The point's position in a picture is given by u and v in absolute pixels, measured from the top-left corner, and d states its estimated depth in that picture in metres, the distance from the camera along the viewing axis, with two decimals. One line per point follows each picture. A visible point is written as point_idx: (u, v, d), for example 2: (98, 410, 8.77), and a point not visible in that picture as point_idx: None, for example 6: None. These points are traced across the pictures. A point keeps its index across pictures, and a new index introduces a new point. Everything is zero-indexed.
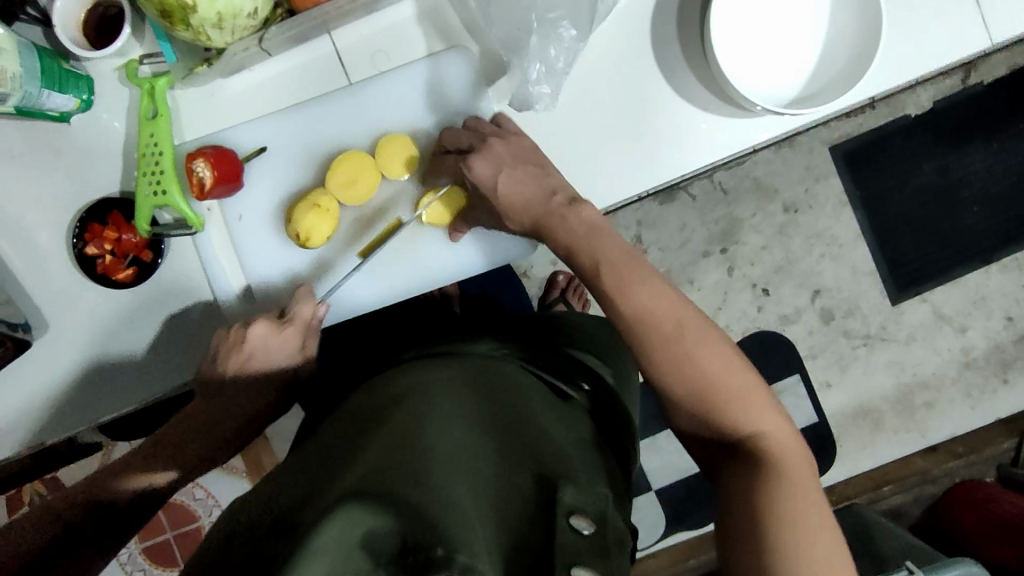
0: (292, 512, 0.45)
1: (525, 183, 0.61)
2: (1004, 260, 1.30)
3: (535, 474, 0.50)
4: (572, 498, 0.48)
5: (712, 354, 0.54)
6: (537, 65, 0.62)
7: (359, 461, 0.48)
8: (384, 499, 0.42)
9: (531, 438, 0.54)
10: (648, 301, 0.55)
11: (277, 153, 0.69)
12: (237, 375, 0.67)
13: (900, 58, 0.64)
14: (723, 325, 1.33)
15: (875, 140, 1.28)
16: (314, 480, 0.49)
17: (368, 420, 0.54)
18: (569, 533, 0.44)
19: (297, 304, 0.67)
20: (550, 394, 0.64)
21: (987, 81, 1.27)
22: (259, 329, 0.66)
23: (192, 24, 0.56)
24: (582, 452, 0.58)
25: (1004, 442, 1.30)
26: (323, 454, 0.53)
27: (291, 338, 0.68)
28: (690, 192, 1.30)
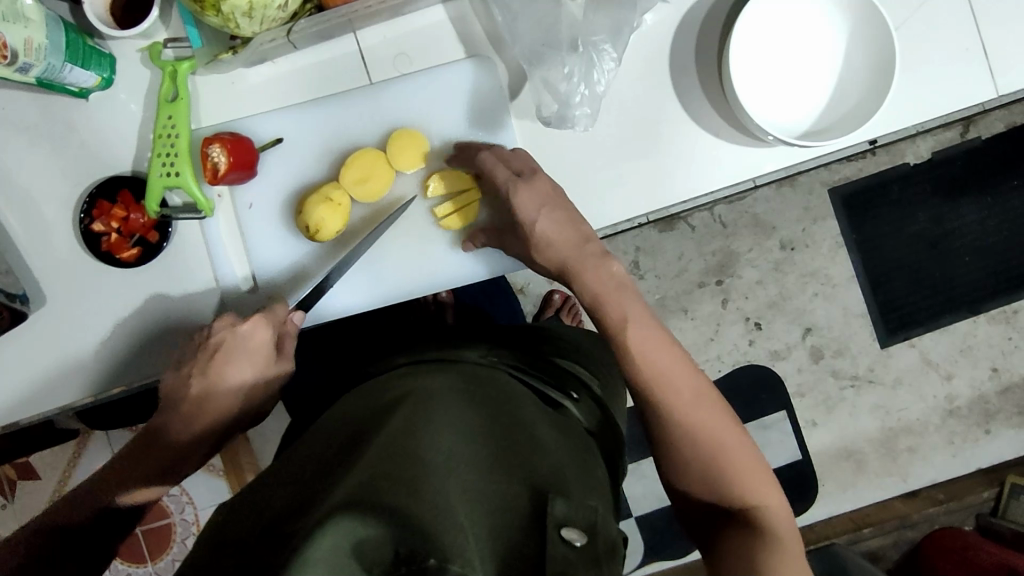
0: (286, 518, 0.45)
1: (562, 228, 0.62)
2: (992, 312, 1.32)
3: (530, 484, 0.50)
4: (563, 511, 0.48)
5: (725, 426, 0.57)
6: (580, 87, 0.63)
7: (352, 469, 0.47)
8: (378, 507, 0.42)
9: (526, 447, 0.54)
10: (664, 364, 0.58)
11: (292, 146, 0.70)
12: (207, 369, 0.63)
13: (909, 103, 0.66)
14: (713, 356, 1.34)
15: (874, 185, 1.31)
16: (309, 487, 0.49)
17: (365, 426, 0.54)
18: (562, 544, 0.44)
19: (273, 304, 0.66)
20: (543, 403, 0.64)
21: (984, 136, 1.30)
22: (225, 319, 0.64)
23: (222, 10, 0.57)
24: (576, 464, 0.57)
25: (984, 492, 1.31)
26: (318, 458, 0.53)
27: (260, 333, 0.64)
28: (690, 222, 1.32)
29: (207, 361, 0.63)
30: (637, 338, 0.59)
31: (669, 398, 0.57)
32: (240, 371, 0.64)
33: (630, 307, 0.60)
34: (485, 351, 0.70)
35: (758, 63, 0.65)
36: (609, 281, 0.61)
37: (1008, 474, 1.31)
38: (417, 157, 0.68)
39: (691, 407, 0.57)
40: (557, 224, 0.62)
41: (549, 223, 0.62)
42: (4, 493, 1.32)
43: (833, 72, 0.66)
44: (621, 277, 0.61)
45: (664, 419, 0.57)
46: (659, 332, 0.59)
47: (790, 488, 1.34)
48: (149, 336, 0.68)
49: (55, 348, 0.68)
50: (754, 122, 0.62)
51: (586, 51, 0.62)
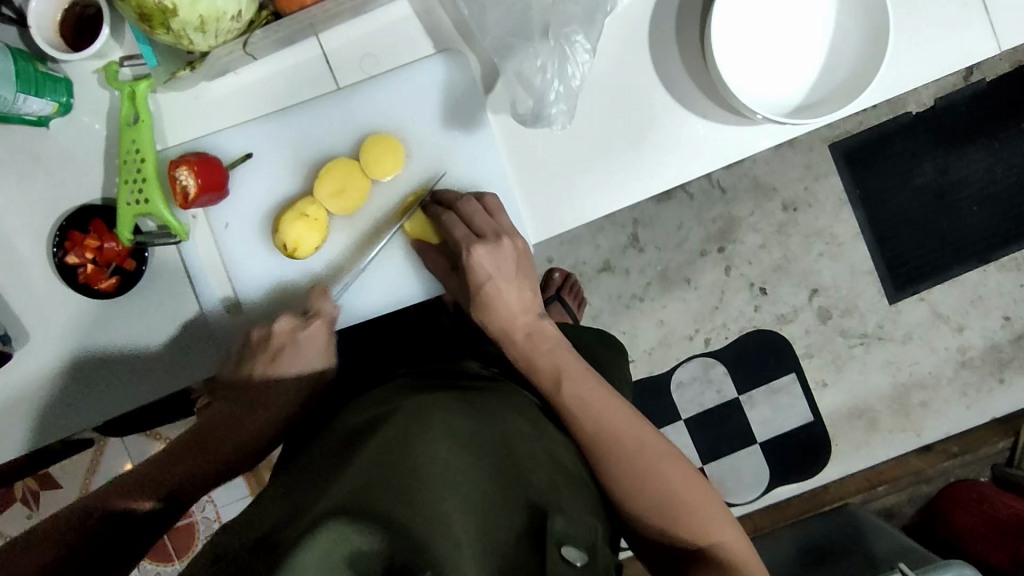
0: (275, 528, 0.45)
1: (508, 297, 0.64)
2: (1002, 260, 1.29)
3: (533, 502, 0.49)
4: (562, 527, 0.47)
5: (675, 469, 0.59)
6: (555, 83, 0.60)
7: (343, 477, 0.47)
8: (368, 519, 0.42)
9: (524, 458, 0.53)
10: (604, 417, 0.60)
11: (262, 159, 0.67)
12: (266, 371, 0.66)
13: (907, 66, 0.62)
14: (719, 324, 1.32)
15: (876, 138, 1.27)
16: (298, 498, 0.48)
17: (358, 434, 0.53)
18: (562, 562, 0.44)
19: (317, 300, 0.66)
20: (541, 407, 0.64)
21: (989, 79, 1.25)
22: (283, 324, 0.65)
23: (172, 28, 0.54)
24: (571, 475, 0.56)
25: (1000, 442, 1.30)
26: (312, 469, 0.53)
27: (317, 339, 0.67)
28: (687, 190, 1.29)
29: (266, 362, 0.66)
30: (574, 393, 0.61)
31: (607, 445, 0.59)
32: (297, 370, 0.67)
33: (570, 363, 0.63)
34: (483, 365, 0.70)
35: (744, 36, 0.62)
36: (547, 340, 0.64)
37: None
38: (391, 164, 0.65)
39: (633, 454, 0.58)
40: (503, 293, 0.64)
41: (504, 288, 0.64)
42: (28, 504, 1.33)
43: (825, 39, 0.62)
44: (556, 339, 0.64)
45: (606, 467, 0.58)
46: (599, 387, 0.61)
47: (803, 450, 1.33)
48: (133, 369, 0.67)
49: (40, 380, 0.66)
50: (741, 101, 0.59)
51: (559, 43, 0.59)
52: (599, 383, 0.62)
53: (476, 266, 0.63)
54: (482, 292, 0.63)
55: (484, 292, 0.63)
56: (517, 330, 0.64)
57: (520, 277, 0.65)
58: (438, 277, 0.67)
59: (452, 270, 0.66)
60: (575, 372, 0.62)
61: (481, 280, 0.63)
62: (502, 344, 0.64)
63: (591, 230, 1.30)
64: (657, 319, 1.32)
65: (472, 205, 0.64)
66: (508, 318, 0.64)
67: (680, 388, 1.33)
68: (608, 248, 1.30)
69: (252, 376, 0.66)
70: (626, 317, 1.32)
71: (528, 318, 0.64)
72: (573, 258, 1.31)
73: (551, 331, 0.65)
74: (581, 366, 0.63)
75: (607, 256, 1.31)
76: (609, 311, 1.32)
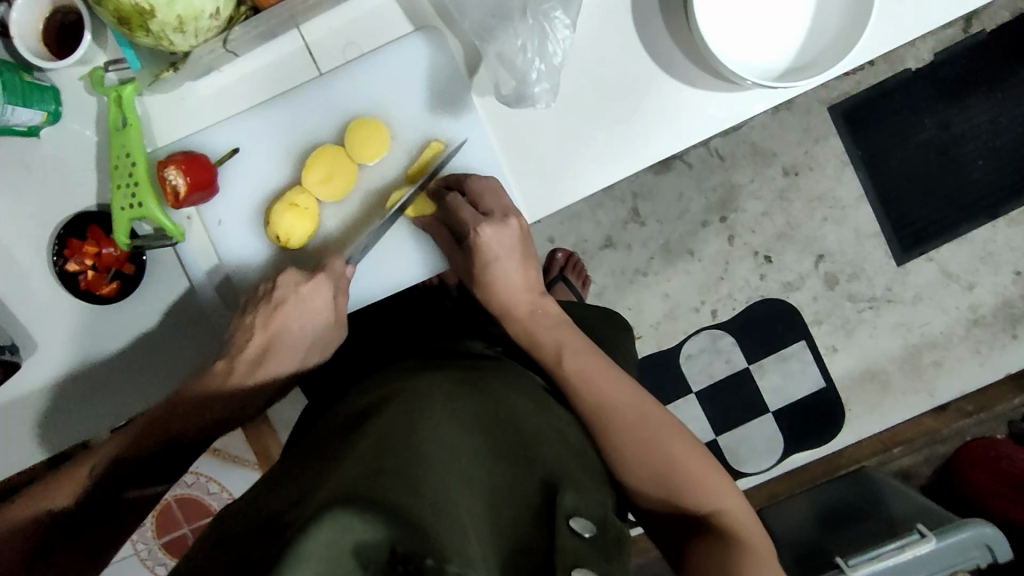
0: (280, 512, 0.45)
1: (511, 274, 0.65)
2: (1010, 215, 1.27)
3: (538, 481, 0.49)
4: (571, 501, 0.48)
5: (675, 439, 0.59)
6: (536, 63, 0.59)
7: (347, 458, 0.46)
8: (373, 505, 0.40)
9: (528, 439, 0.53)
10: (606, 391, 0.60)
11: (248, 154, 0.67)
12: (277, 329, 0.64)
13: (897, 20, 0.61)
14: (725, 295, 1.31)
15: (875, 98, 1.25)
16: (300, 484, 0.48)
17: (359, 420, 0.53)
18: (575, 533, 0.43)
19: (326, 257, 0.64)
20: (541, 386, 0.63)
21: (989, 29, 1.22)
22: (289, 276, 0.64)
23: (152, 30, 0.54)
24: (577, 451, 0.57)
25: (1015, 398, 1.29)
26: (315, 453, 0.53)
27: (321, 296, 0.65)
28: (686, 160, 1.28)
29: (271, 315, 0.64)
30: (575, 366, 0.62)
31: (607, 417, 0.59)
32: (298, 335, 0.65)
33: (572, 339, 0.64)
34: (488, 345, 0.70)
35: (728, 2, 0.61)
36: (548, 318, 0.65)
37: None
38: (375, 147, 0.64)
39: (629, 429, 0.59)
40: (506, 271, 0.64)
41: (505, 267, 0.65)
42: None
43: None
44: (557, 316, 0.65)
45: (606, 438, 0.59)
46: (600, 362, 0.62)
47: (816, 416, 1.33)
48: (142, 372, 0.68)
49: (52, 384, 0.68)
50: (727, 67, 0.58)
51: (538, 21, 0.59)
52: (601, 359, 0.63)
53: (485, 247, 0.63)
54: (484, 271, 0.65)
55: (488, 271, 0.64)
56: (519, 309, 0.65)
57: (526, 258, 0.65)
58: (443, 254, 0.67)
59: (457, 247, 0.66)
60: (571, 349, 0.63)
61: (487, 260, 0.64)
62: (503, 320, 0.66)
63: (591, 206, 1.29)
64: (662, 293, 1.31)
65: (480, 183, 0.64)
66: (508, 296, 0.65)
67: (689, 360, 1.33)
68: (609, 224, 1.30)
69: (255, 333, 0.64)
70: (631, 292, 1.32)
71: (531, 294, 0.66)
72: (575, 236, 1.30)
73: (552, 310, 0.66)
74: (582, 342, 0.64)
75: (609, 231, 1.30)
76: (615, 286, 1.32)
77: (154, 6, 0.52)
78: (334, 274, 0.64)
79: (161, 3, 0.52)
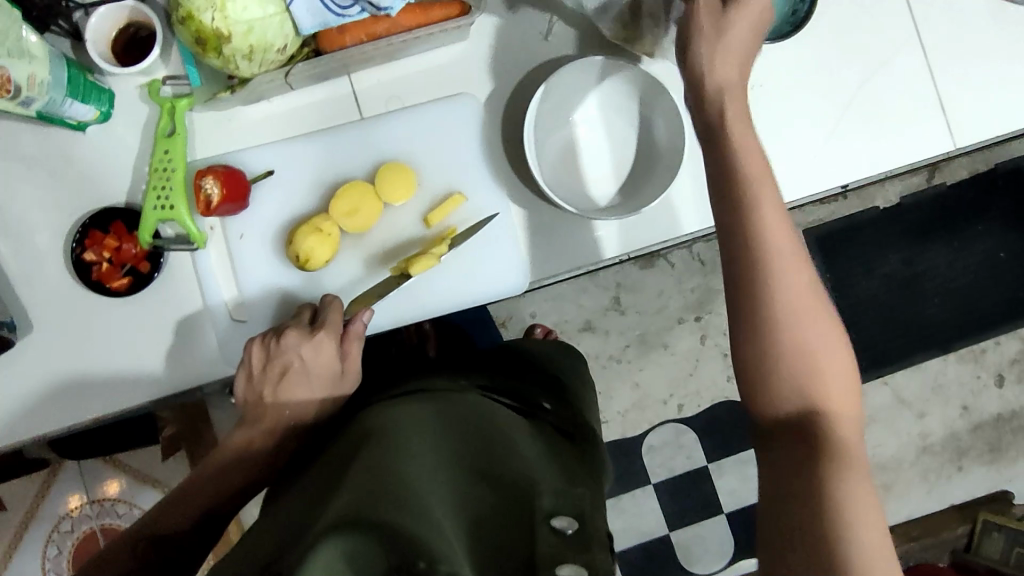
0: (274, 553, 0.45)
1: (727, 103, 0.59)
2: (961, 351, 1.37)
3: (514, 488, 0.50)
4: (550, 503, 0.47)
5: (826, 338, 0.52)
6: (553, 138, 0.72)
7: (338, 497, 0.47)
8: (365, 525, 0.42)
9: (503, 457, 0.54)
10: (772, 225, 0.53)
11: (281, 178, 0.71)
12: (279, 383, 0.65)
13: (855, 155, 0.73)
14: (693, 393, 1.36)
15: (845, 229, 1.36)
16: (291, 523, 0.48)
17: (345, 460, 0.54)
18: (551, 534, 0.44)
19: (328, 311, 0.66)
20: (517, 419, 0.65)
21: (949, 182, 1.36)
22: (291, 338, 0.64)
23: (223, 53, 0.60)
24: (562, 471, 0.57)
25: (958, 528, 1.34)
26: (306, 492, 0.53)
27: (324, 353, 0.65)
28: (669, 260, 1.35)
29: (275, 377, 0.65)
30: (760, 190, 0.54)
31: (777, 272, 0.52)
32: (306, 390, 0.66)
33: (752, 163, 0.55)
34: (456, 379, 0.71)
35: (623, 122, 0.72)
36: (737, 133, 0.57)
37: (980, 510, 1.35)
38: (406, 189, 0.70)
39: (814, 350, 0.52)
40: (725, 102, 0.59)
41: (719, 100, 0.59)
42: None
43: (789, 131, 0.72)
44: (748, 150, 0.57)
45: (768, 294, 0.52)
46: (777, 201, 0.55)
47: None
48: (129, 371, 0.69)
49: (43, 371, 0.69)
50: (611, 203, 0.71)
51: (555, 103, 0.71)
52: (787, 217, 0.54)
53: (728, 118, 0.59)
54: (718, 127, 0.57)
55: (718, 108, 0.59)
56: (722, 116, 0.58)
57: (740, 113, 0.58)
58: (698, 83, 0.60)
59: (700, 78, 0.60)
60: (800, 269, 0.53)
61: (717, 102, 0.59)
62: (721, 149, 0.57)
63: (576, 289, 1.34)
64: (632, 382, 1.35)
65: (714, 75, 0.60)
66: (735, 188, 0.54)
67: (651, 452, 1.35)
68: (590, 309, 1.34)
69: (263, 393, 0.65)
70: (604, 377, 1.35)
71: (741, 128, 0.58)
72: (556, 315, 1.34)
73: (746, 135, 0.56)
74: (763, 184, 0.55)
75: (589, 316, 1.34)
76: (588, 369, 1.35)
77: (232, 32, 0.58)
78: (336, 330, 0.66)
79: (238, 31, 0.58)
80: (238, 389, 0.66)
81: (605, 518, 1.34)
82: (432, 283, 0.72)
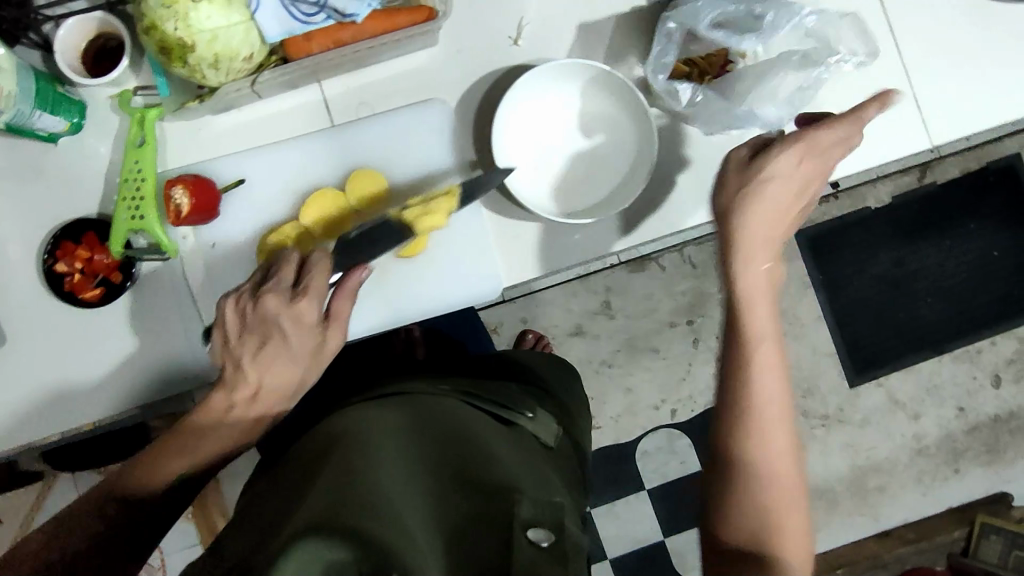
0: (246, 557, 0.44)
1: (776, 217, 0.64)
2: (955, 351, 1.36)
3: (487, 493, 0.49)
4: (529, 513, 0.47)
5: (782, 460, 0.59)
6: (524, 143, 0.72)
7: (308, 503, 0.46)
8: (335, 532, 0.41)
9: (477, 460, 0.53)
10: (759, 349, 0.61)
11: (252, 186, 0.71)
12: (259, 348, 0.62)
13: None
14: (685, 397, 1.35)
15: (837, 229, 1.34)
16: (261, 530, 0.47)
17: (315, 462, 0.53)
18: (528, 545, 0.43)
19: (308, 275, 0.61)
20: (493, 422, 0.64)
21: (941, 181, 1.35)
22: (269, 305, 0.60)
23: (188, 62, 0.60)
24: (538, 474, 0.56)
25: (954, 530, 1.33)
26: (277, 496, 0.52)
27: (307, 317, 0.61)
28: (660, 263, 1.32)
29: (255, 346, 0.62)
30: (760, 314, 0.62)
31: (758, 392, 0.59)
32: (287, 353, 0.62)
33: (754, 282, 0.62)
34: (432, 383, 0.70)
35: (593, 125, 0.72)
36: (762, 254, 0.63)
37: (977, 512, 1.33)
38: (373, 195, 0.70)
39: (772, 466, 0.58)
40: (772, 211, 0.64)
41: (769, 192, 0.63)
42: None
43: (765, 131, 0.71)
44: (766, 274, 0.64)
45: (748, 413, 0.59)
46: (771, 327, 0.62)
47: None
48: (104, 382, 0.69)
49: (19, 383, 0.69)
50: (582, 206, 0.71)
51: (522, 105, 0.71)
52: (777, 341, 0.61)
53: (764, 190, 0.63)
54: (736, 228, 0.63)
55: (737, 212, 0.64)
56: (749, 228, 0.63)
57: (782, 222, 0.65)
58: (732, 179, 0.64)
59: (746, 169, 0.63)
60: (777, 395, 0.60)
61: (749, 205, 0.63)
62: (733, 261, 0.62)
63: (565, 294, 1.32)
64: (623, 386, 1.34)
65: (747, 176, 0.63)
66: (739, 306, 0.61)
67: (644, 457, 1.35)
68: (579, 312, 1.33)
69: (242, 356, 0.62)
70: (595, 382, 1.34)
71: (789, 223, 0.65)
72: (546, 320, 1.33)
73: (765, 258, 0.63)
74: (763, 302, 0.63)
75: (579, 320, 1.33)
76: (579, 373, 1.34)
77: (195, 42, 0.58)
78: (317, 294, 0.61)
79: (202, 39, 0.58)
80: (217, 348, 0.63)
81: (599, 524, 1.33)
82: (405, 288, 0.71)
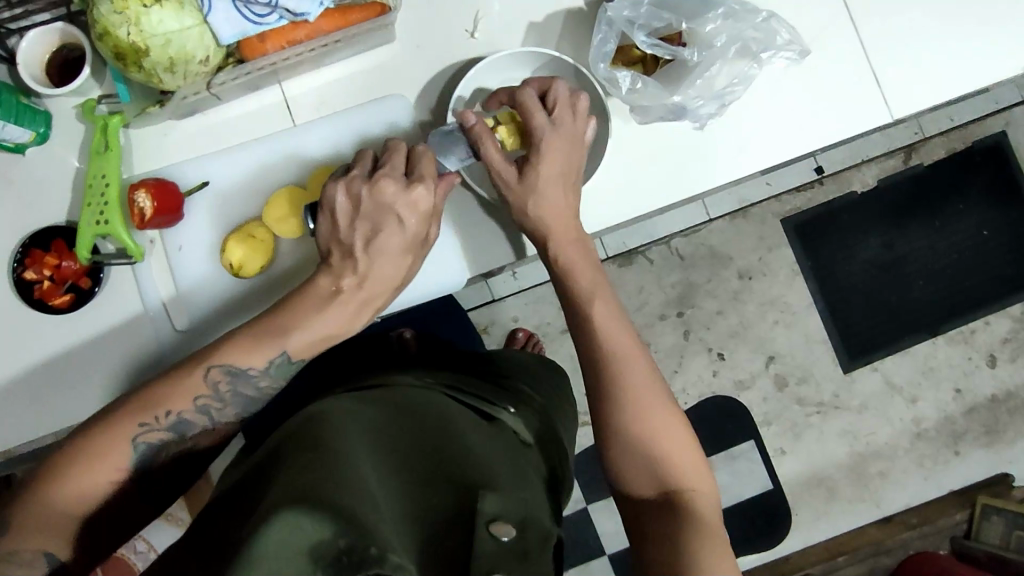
0: (218, 530, 0.42)
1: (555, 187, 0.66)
2: (949, 333, 1.34)
3: (459, 488, 0.48)
4: (492, 507, 0.46)
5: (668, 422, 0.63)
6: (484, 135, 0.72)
7: (281, 475, 0.44)
8: (314, 506, 0.40)
9: (453, 453, 0.51)
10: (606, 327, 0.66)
11: (216, 188, 0.72)
12: (372, 234, 0.62)
13: (795, 134, 0.73)
14: (679, 389, 1.34)
15: (824, 214, 1.34)
16: (230, 503, 0.46)
17: (288, 436, 0.51)
18: (488, 539, 0.43)
19: (422, 163, 0.63)
20: (471, 414, 0.62)
21: (927, 162, 1.34)
22: (390, 185, 0.61)
23: (144, 67, 0.61)
24: (515, 467, 0.55)
25: (958, 514, 1.31)
26: (245, 471, 0.50)
27: (418, 204, 0.62)
28: (648, 256, 1.33)
29: (365, 232, 0.62)
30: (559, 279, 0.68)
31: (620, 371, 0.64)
32: (399, 246, 0.63)
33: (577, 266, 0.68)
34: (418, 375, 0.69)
35: None
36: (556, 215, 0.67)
37: (980, 495, 1.31)
38: None
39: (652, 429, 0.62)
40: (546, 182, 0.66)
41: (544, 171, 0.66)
42: None
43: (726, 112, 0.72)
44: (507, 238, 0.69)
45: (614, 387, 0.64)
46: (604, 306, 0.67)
47: (763, 518, 1.33)
48: (76, 387, 0.70)
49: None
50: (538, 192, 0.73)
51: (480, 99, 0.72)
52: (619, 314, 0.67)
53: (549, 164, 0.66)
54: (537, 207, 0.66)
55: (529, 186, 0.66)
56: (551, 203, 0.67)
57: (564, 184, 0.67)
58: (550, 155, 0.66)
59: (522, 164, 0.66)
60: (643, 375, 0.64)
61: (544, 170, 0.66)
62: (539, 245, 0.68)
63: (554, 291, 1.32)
64: None
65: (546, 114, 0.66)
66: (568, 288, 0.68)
67: None
68: None
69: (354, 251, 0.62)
70: None
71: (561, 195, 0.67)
72: (537, 317, 1.32)
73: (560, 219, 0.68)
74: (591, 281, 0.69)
75: None
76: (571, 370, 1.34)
77: (149, 46, 0.59)
78: (433, 179, 0.63)
79: (156, 44, 0.59)
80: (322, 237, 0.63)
81: (597, 520, 1.32)
82: None
